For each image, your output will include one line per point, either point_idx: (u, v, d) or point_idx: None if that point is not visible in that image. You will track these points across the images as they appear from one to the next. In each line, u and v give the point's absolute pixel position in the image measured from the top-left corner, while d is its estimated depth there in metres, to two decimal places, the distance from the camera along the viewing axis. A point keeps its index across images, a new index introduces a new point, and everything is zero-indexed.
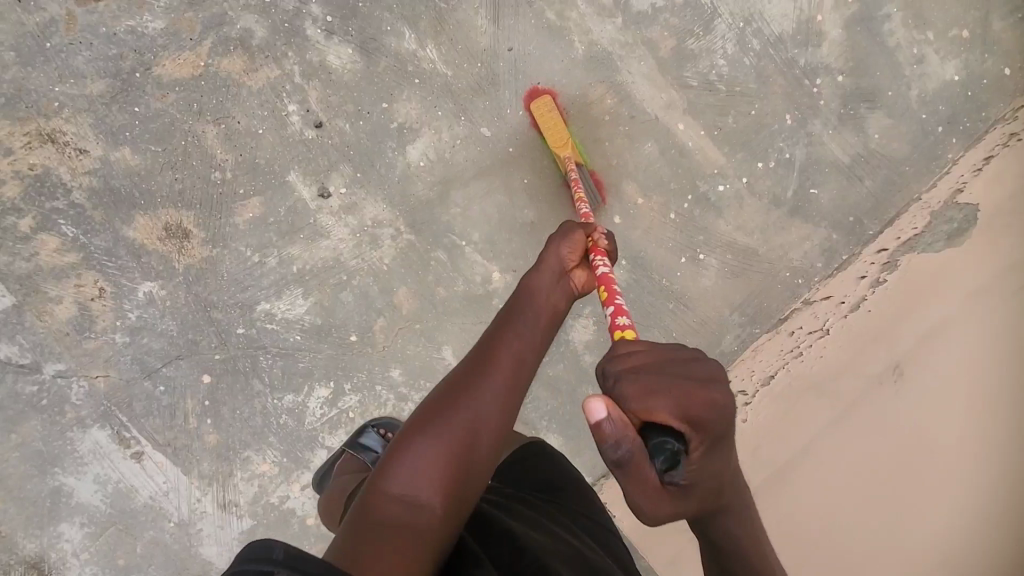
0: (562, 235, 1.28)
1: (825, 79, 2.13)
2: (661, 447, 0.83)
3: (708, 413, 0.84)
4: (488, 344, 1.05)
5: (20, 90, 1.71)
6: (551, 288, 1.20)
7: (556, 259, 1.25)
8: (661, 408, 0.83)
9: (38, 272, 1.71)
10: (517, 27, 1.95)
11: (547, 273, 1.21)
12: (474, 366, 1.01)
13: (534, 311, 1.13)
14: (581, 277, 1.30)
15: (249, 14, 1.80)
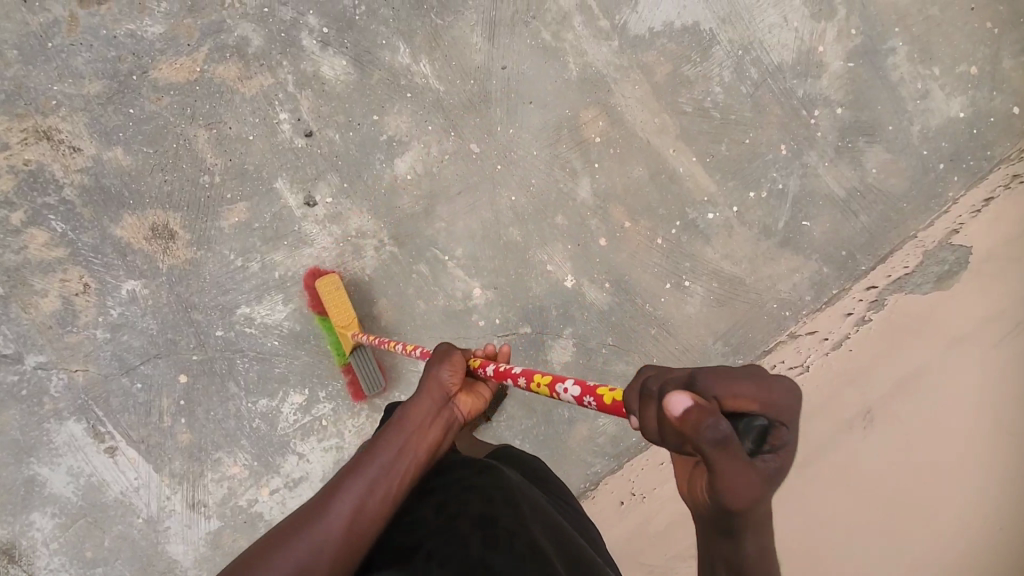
0: (439, 360, 1.23)
1: (824, 111, 2.10)
2: (749, 427, 0.75)
3: (788, 403, 0.75)
4: (329, 491, 1.00)
5: (19, 87, 1.76)
6: (424, 425, 1.13)
7: (433, 395, 1.17)
8: (744, 390, 0.74)
9: (24, 264, 1.74)
10: (512, 46, 1.97)
11: (424, 406, 1.15)
12: (308, 514, 0.96)
13: (394, 452, 1.06)
14: (464, 406, 1.23)
15: (246, 23, 1.84)
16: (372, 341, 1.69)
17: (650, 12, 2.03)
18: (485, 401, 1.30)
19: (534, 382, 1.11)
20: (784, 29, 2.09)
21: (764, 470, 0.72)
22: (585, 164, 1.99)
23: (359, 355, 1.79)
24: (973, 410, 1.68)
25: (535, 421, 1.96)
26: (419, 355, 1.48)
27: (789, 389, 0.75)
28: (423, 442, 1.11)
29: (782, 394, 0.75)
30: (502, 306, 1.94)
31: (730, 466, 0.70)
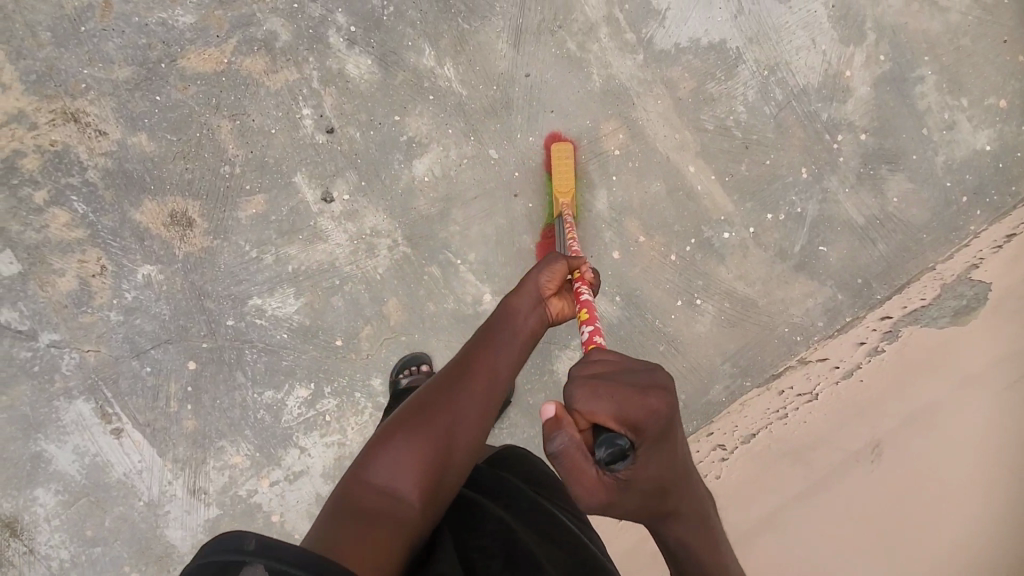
0: (541, 264, 1.27)
1: (847, 136, 2.09)
2: (611, 442, 0.83)
3: (647, 418, 0.83)
4: (469, 361, 1.15)
5: (51, 69, 1.79)
6: (527, 315, 1.22)
7: (532, 287, 1.24)
8: (598, 408, 0.83)
9: (43, 243, 1.77)
10: (537, 55, 1.97)
11: (523, 298, 1.23)
12: (456, 379, 1.12)
13: (515, 334, 1.19)
14: (559, 308, 1.29)
15: (275, 18, 1.86)
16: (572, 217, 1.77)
17: (677, 27, 2.03)
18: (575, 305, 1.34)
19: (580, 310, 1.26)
20: (810, 52, 2.08)
21: (612, 482, 0.84)
22: (602, 176, 1.99)
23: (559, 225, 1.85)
24: (970, 446, 1.63)
25: (538, 430, 1.96)
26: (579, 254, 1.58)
27: (661, 406, 0.84)
28: (530, 332, 1.22)
29: (648, 410, 0.83)
30: None
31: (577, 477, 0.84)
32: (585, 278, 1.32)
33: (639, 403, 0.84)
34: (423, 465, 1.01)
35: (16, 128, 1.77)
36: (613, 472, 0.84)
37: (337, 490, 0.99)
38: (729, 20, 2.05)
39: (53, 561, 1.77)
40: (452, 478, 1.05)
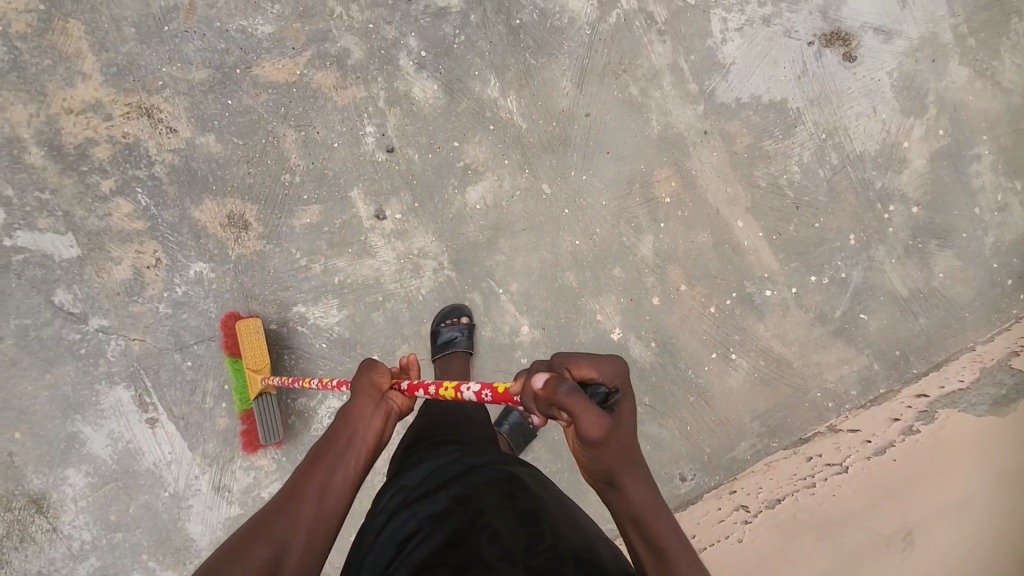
0: (366, 366, 1.14)
1: (898, 207, 2.09)
2: (593, 392, 0.92)
3: (618, 372, 0.93)
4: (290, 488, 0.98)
5: (131, 63, 1.84)
6: (369, 418, 1.08)
7: (367, 388, 1.11)
8: (582, 363, 0.92)
9: (105, 230, 1.82)
10: (599, 96, 2.00)
11: (364, 404, 1.09)
12: (277, 508, 0.95)
13: (345, 446, 1.03)
14: (401, 399, 1.17)
15: (350, 36, 1.91)
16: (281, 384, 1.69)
17: (740, 83, 2.04)
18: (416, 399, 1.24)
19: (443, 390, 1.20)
20: (870, 119, 2.09)
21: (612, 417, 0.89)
22: (651, 221, 2.00)
23: (263, 403, 1.78)
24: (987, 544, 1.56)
25: (561, 466, 1.96)
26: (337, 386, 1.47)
27: (622, 364, 0.94)
28: (371, 433, 1.07)
29: (615, 366, 0.93)
30: (547, 347, 1.96)
31: (585, 409, 0.85)
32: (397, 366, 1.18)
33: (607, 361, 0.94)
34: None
35: (91, 118, 1.82)
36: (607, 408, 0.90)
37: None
38: (793, 79, 2.06)
39: (76, 541, 1.82)
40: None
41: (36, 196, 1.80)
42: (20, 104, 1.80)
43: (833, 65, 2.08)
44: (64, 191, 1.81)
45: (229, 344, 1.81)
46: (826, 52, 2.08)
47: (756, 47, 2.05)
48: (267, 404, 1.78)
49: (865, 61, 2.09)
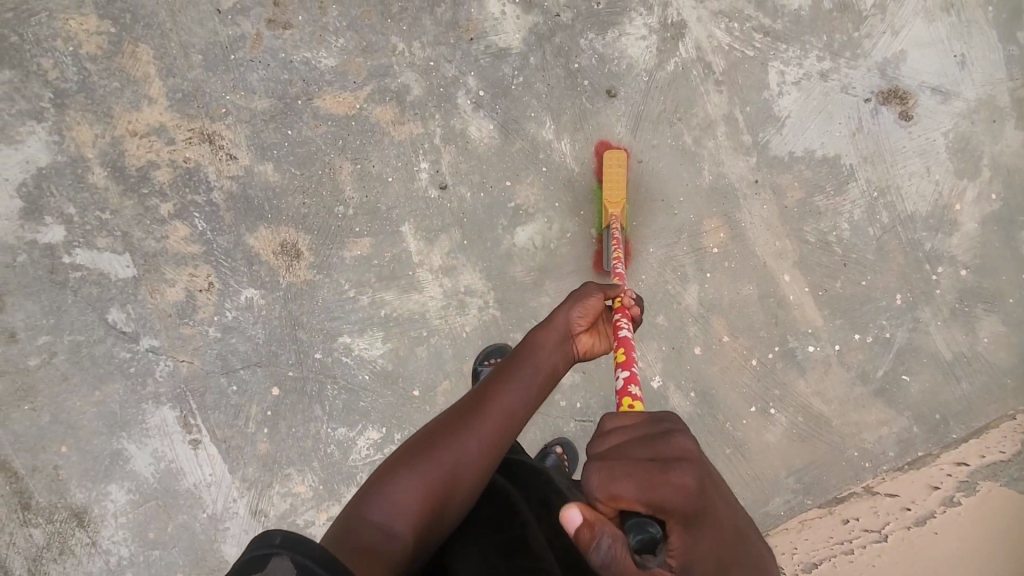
0: (573, 301, 1.26)
1: (947, 269, 2.07)
2: (641, 527, 0.79)
3: (678, 499, 0.77)
4: (479, 397, 1.09)
5: (196, 90, 1.87)
6: (556, 347, 1.19)
7: (564, 323, 1.23)
8: (624, 488, 0.79)
9: (161, 252, 1.85)
10: (652, 143, 2.01)
11: (553, 332, 1.20)
12: (463, 416, 1.06)
13: (536, 369, 1.14)
14: (587, 343, 1.28)
15: (411, 72, 1.93)
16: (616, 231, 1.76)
17: (794, 136, 2.04)
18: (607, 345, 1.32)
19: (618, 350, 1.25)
20: (923, 179, 2.08)
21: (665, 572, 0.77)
22: (697, 270, 2.00)
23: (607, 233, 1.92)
24: None
25: None
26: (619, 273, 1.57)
27: (682, 484, 0.78)
28: (556, 363, 1.18)
29: (675, 494, 0.77)
30: (586, 390, 1.97)
31: None
32: (624, 313, 1.32)
33: (673, 491, 0.77)
34: (424, 498, 0.96)
35: (155, 141, 1.85)
36: (653, 562, 0.78)
37: (345, 511, 0.96)
38: (848, 135, 2.06)
39: (113, 557, 1.84)
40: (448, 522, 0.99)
41: (97, 216, 1.83)
42: (87, 124, 1.84)
43: (889, 122, 2.07)
44: (124, 212, 1.84)
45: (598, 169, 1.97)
46: (882, 109, 2.07)
47: (812, 102, 2.05)
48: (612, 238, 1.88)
49: (921, 120, 2.08)
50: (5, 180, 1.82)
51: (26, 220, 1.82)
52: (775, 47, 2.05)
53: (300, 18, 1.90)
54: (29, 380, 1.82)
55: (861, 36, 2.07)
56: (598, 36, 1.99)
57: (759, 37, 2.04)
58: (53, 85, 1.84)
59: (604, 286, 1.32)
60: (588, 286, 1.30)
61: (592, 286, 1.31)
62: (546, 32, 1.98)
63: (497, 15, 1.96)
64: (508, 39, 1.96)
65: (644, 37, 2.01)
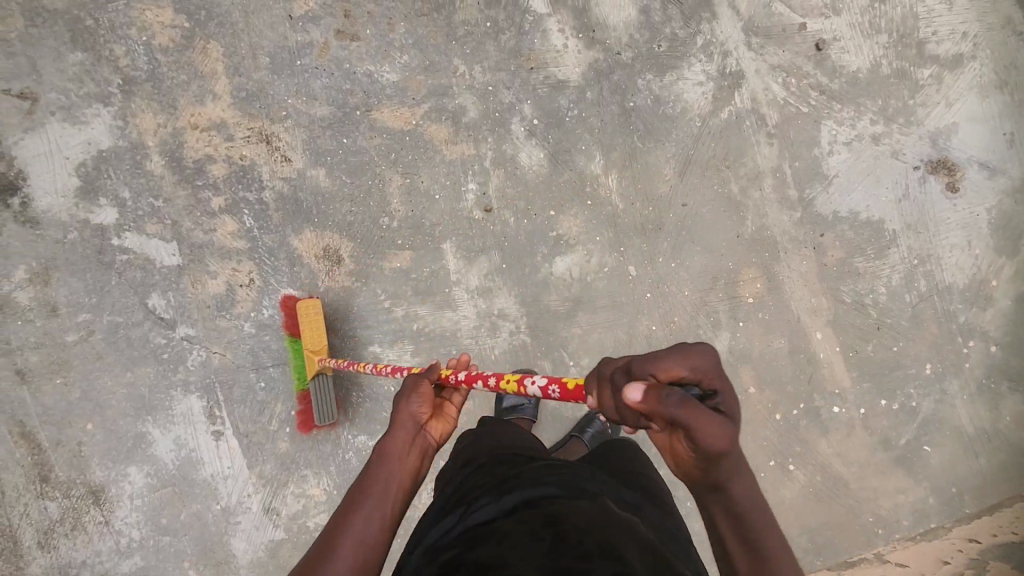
0: (405, 395, 1.18)
1: (979, 343, 2.06)
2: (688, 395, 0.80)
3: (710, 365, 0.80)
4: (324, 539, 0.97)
5: (260, 91, 1.91)
6: (404, 451, 1.10)
7: (407, 421, 1.14)
8: (669, 362, 0.79)
9: (207, 244, 1.88)
10: (698, 188, 2.02)
11: (397, 437, 1.11)
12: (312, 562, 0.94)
13: (384, 483, 1.04)
14: (441, 429, 1.20)
15: (469, 95, 1.97)
16: (342, 365, 1.73)
17: (840, 195, 2.05)
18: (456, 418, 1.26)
19: (506, 379, 1.18)
20: (964, 252, 2.07)
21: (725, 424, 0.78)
22: (730, 318, 2.00)
23: (319, 384, 1.82)
24: None
25: None
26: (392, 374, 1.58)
27: (710, 354, 0.80)
28: (408, 466, 1.08)
29: (704, 359, 0.79)
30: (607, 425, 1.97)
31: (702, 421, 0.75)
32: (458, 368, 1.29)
33: (692, 348, 0.80)
34: None
35: (214, 136, 1.89)
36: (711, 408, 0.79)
37: None
38: (893, 201, 2.06)
39: (124, 538, 1.85)
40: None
41: (150, 202, 1.87)
42: (151, 113, 1.88)
43: (935, 192, 2.08)
44: (177, 201, 1.88)
45: (290, 323, 1.87)
46: (929, 178, 2.08)
47: (862, 163, 2.06)
48: (322, 386, 1.82)
49: (968, 193, 2.08)
50: (65, 158, 1.85)
51: (80, 199, 1.85)
52: (830, 105, 2.06)
53: (368, 31, 1.94)
54: (63, 356, 1.84)
55: (916, 104, 2.08)
56: (656, 78, 2.02)
57: (815, 95, 2.06)
58: (123, 71, 1.87)
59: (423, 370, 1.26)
60: (413, 376, 1.24)
61: (416, 375, 1.24)
62: (606, 68, 2.01)
63: (559, 47, 2.00)
64: (567, 72, 2.00)
65: (701, 83, 2.03)
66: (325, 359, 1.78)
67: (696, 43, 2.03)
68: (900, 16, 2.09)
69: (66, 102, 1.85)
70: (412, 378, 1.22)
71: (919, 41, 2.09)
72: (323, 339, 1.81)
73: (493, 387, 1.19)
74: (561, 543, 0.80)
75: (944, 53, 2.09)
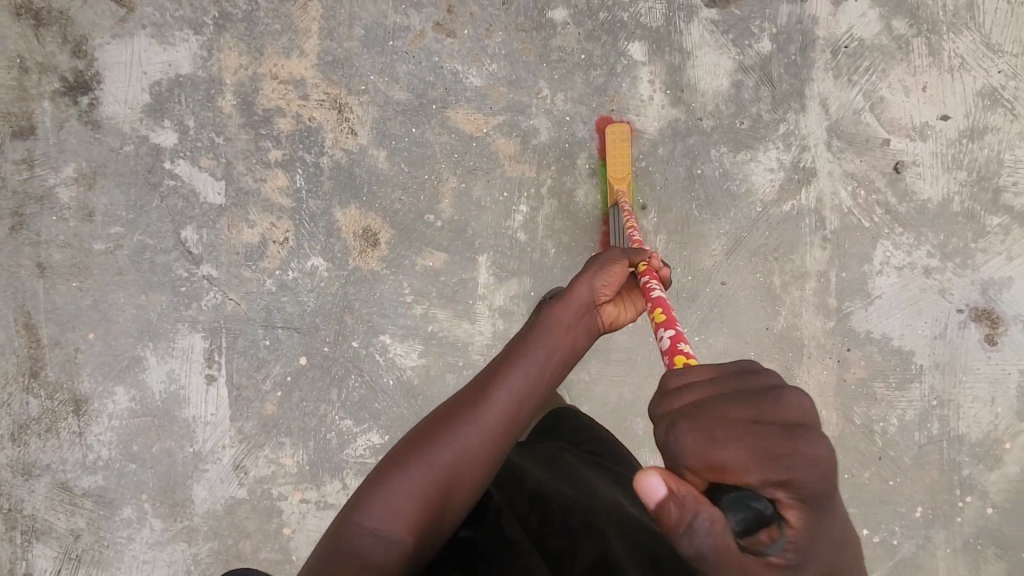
0: (590, 270, 1.30)
1: (975, 501, 2.02)
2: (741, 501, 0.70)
3: (808, 472, 0.69)
4: (474, 396, 1.09)
5: (346, 60, 1.91)
6: (574, 321, 1.24)
7: (587, 292, 1.28)
8: (732, 462, 0.70)
9: (253, 193, 1.89)
10: (741, 270, 2.01)
11: (571, 307, 1.25)
12: (456, 414, 1.07)
13: (546, 355, 1.16)
14: (612, 314, 1.34)
15: (545, 119, 1.97)
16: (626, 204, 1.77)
17: (878, 317, 2.03)
18: (632, 313, 1.37)
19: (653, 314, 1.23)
20: (984, 406, 2.04)
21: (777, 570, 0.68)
22: None
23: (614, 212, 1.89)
24: None
25: None
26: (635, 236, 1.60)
27: (815, 462, 0.69)
28: (570, 336, 1.22)
29: (803, 469, 0.69)
30: None
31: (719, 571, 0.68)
32: (652, 274, 1.33)
33: (783, 452, 0.69)
34: (420, 500, 0.97)
35: (290, 91, 1.90)
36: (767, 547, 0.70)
37: (338, 520, 0.99)
38: (928, 337, 2.04)
39: (92, 454, 1.85)
40: (450, 519, 1.00)
41: (210, 137, 1.88)
42: (236, 52, 1.88)
43: (973, 341, 2.05)
44: (236, 143, 1.88)
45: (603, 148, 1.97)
46: (970, 324, 2.05)
47: (908, 292, 2.04)
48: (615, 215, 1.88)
49: (1004, 349, 2.05)
50: (142, 73, 1.86)
51: (146, 116, 1.86)
52: (892, 226, 2.05)
53: (466, 32, 1.94)
54: (85, 261, 1.85)
55: (977, 248, 2.06)
56: (730, 152, 2.01)
57: (880, 212, 2.04)
58: (221, 4, 1.88)
59: (629, 252, 1.35)
60: (609, 254, 1.34)
61: (617, 253, 1.34)
62: (684, 130, 2.00)
63: (645, 97, 1.99)
64: (645, 123, 1.99)
65: (773, 170, 2.02)
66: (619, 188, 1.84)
67: (778, 129, 2.02)
68: (984, 158, 2.07)
69: (160, 20, 1.87)
70: (607, 254, 1.34)
71: (996, 188, 2.07)
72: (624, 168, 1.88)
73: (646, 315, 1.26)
74: (545, 526, 1.01)
75: (1018, 206, 2.07)
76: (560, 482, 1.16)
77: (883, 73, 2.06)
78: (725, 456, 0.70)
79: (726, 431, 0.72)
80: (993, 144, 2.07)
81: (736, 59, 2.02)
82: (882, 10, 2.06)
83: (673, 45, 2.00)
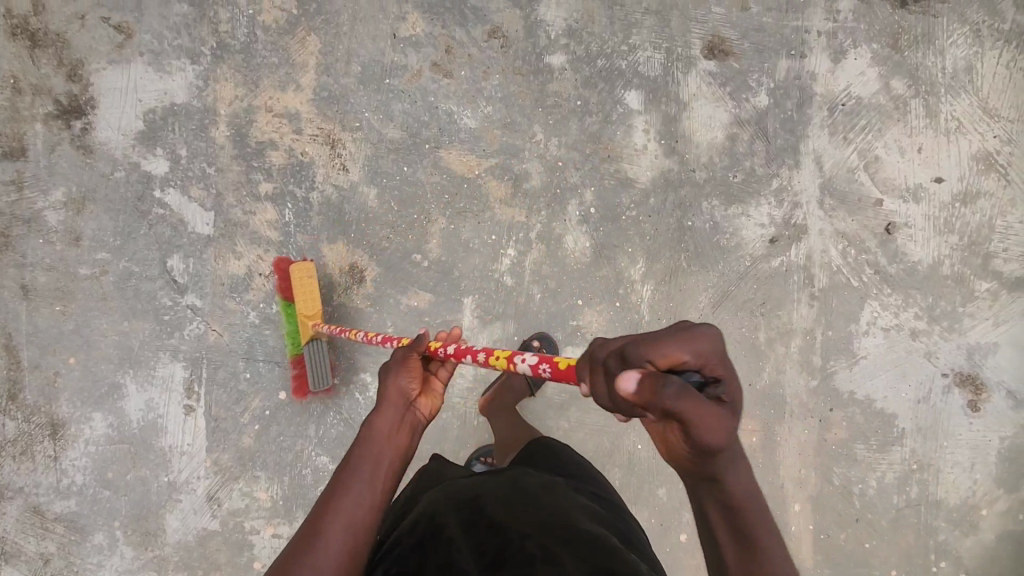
0: (394, 369, 1.17)
1: (949, 567, 2.02)
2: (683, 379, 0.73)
3: (714, 345, 0.73)
4: (307, 530, 0.97)
5: (341, 97, 1.91)
6: (393, 430, 1.12)
7: (393, 399, 1.15)
8: (669, 346, 0.71)
9: (242, 225, 1.88)
10: (727, 324, 2.00)
11: (387, 416, 1.12)
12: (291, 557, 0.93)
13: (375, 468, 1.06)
14: (431, 404, 1.21)
15: (538, 164, 1.96)
16: (332, 334, 1.71)
17: (861, 378, 2.03)
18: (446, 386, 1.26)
19: (494, 357, 1.09)
20: (964, 472, 2.03)
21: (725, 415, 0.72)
22: None
23: (313, 348, 1.80)
24: None
25: None
26: (378, 343, 1.51)
27: (713, 336, 0.73)
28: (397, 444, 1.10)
29: (706, 341, 0.72)
30: None
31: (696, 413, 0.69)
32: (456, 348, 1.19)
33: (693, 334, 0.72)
34: None
35: (284, 125, 1.90)
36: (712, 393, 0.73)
37: None
38: (911, 400, 2.03)
39: (66, 478, 1.85)
40: None
41: (201, 167, 1.87)
42: (232, 83, 1.88)
43: (956, 406, 2.04)
44: (227, 175, 1.88)
45: (285, 287, 1.86)
46: (954, 389, 2.04)
47: (893, 353, 2.03)
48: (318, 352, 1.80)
49: (986, 416, 2.04)
50: (137, 100, 1.86)
51: (138, 143, 1.86)
52: (880, 287, 2.04)
53: (463, 73, 1.94)
54: (70, 285, 1.85)
55: (964, 313, 2.05)
56: (722, 205, 2.01)
57: (869, 272, 2.04)
58: (219, 35, 1.88)
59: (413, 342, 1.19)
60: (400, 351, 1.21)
61: (407, 347, 1.20)
62: (677, 181, 2.00)
63: (639, 147, 1.99)
64: (638, 172, 1.99)
65: (764, 226, 2.01)
66: (319, 325, 1.76)
67: (771, 185, 2.02)
68: (976, 223, 2.06)
69: (157, 48, 1.87)
70: (399, 351, 1.21)
71: (987, 253, 2.06)
72: (317, 305, 1.79)
73: (482, 363, 1.11)
74: (502, 554, 0.93)
75: (1007, 272, 2.07)
76: (518, 505, 1.08)
77: (880, 132, 2.05)
78: (663, 346, 0.71)
79: (651, 336, 0.72)
80: (986, 209, 2.06)
81: (732, 113, 2.01)
82: (883, 68, 2.05)
83: (670, 95, 1.99)
